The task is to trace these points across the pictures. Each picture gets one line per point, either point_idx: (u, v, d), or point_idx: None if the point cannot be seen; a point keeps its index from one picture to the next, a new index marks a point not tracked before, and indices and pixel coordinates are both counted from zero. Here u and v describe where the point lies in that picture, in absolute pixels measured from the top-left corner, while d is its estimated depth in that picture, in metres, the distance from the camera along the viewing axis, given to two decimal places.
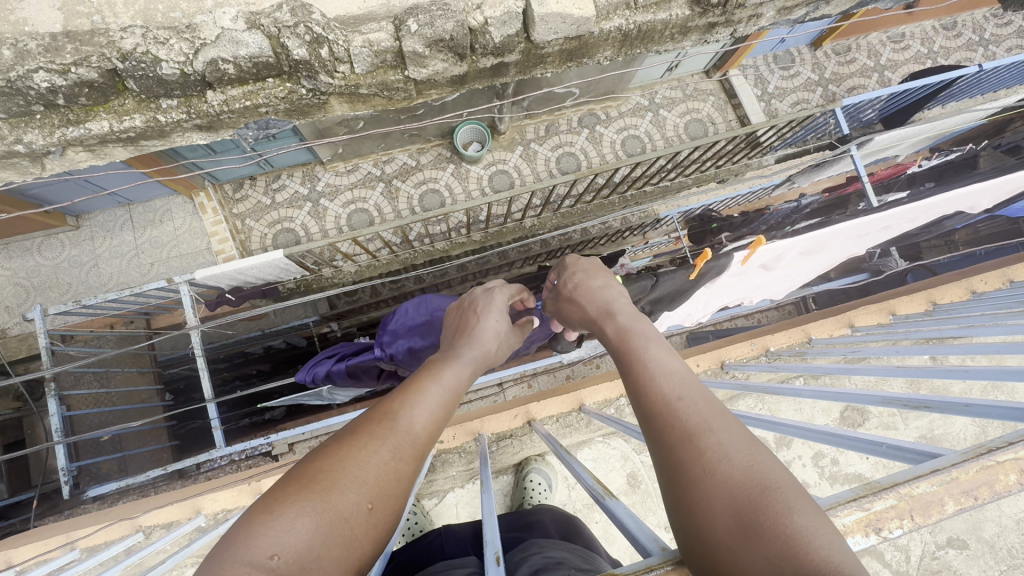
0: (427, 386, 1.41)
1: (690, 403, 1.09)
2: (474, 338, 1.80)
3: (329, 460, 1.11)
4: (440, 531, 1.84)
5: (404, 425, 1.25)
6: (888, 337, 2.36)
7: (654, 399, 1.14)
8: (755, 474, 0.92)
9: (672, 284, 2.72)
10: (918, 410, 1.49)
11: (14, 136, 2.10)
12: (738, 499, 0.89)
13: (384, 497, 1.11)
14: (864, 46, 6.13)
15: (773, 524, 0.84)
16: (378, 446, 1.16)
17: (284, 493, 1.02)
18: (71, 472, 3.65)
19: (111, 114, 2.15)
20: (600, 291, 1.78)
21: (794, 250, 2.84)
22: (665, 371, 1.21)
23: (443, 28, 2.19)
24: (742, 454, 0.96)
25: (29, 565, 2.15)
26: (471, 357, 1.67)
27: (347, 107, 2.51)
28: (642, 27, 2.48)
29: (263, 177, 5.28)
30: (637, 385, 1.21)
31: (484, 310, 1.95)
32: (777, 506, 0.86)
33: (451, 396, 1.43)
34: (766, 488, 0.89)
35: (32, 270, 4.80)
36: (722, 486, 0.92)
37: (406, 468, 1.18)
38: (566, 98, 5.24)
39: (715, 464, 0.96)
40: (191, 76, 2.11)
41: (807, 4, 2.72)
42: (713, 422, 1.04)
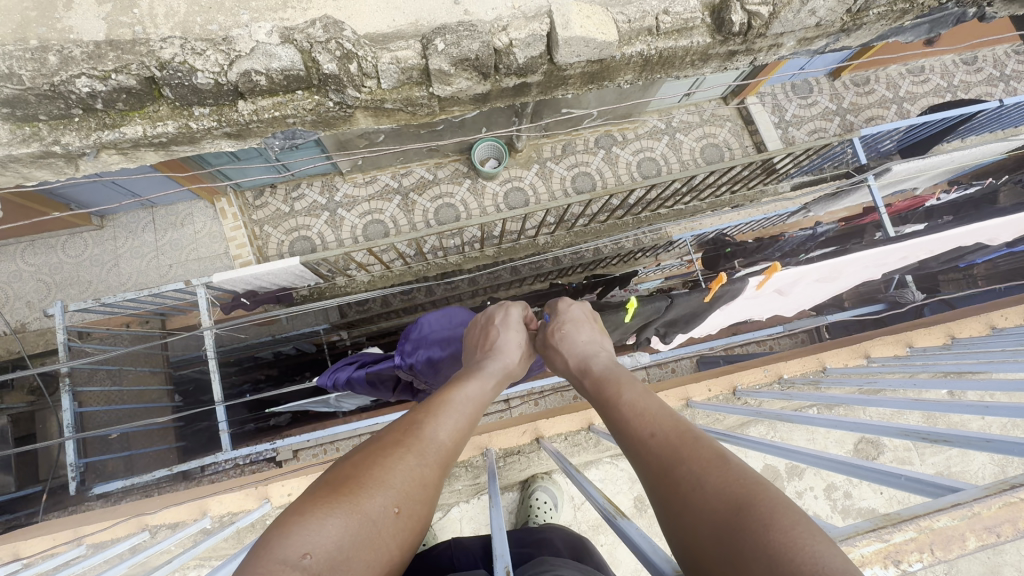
0: (451, 398, 1.44)
1: (660, 439, 1.13)
2: (501, 351, 1.83)
3: (358, 465, 1.14)
4: (448, 545, 1.82)
5: (429, 434, 1.27)
6: (904, 370, 2.32)
7: (636, 442, 1.18)
8: (730, 494, 0.91)
9: (686, 306, 2.69)
10: (938, 444, 1.46)
11: (52, 138, 2.18)
12: (716, 519, 0.88)
13: (410, 504, 1.12)
14: (882, 79, 6.15)
15: (753, 533, 0.82)
16: (403, 453, 1.19)
17: (313, 496, 1.04)
18: (79, 468, 3.68)
19: (145, 120, 2.23)
20: (584, 342, 1.84)
21: (811, 275, 2.81)
22: (648, 413, 1.24)
23: (469, 48, 2.26)
24: (718, 480, 0.95)
25: (35, 559, 2.14)
26: (493, 370, 1.70)
27: (371, 121, 2.57)
28: (662, 53, 2.53)
29: (283, 185, 5.38)
30: (625, 431, 1.24)
31: (505, 324, 1.96)
32: (758, 521, 0.83)
33: (476, 409, 1.46)
34: (740, 506, 0.88)
35: (55, 267, 4.92)
36: (701, 514, 0.91)
37: (433, 475, 1.19)
38: (584, 119, 5.31)
39: (693, 493, 0.96)
40: (225, 86, 2.18)
41: (828, 35, 2.75)
42: (688, 452, 1.05)
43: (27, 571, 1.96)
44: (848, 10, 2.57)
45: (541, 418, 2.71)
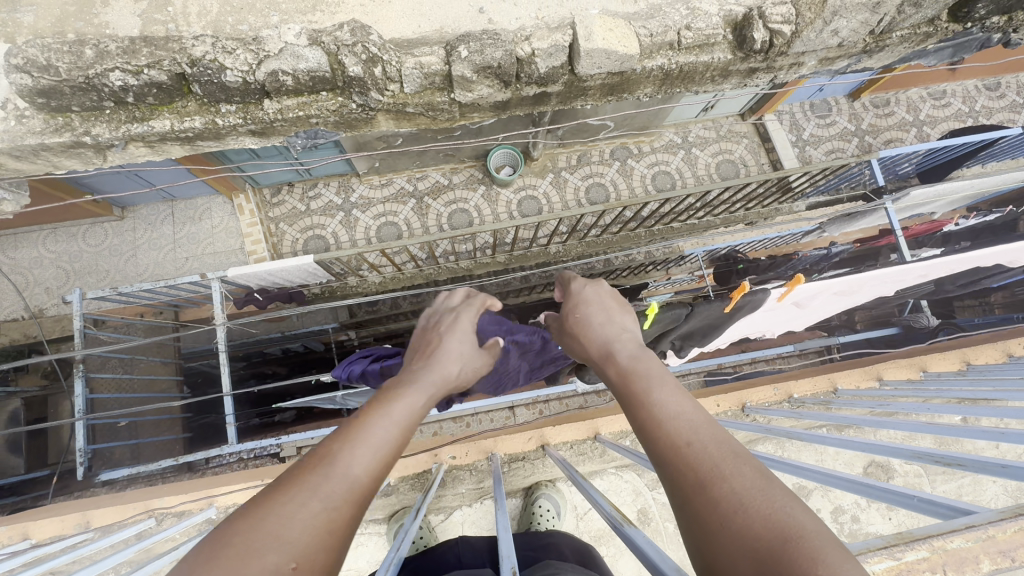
0: (369, 418, 1.26)
1: (698, 448, 1.06)
2: (431, 362, 1.65)
3: (263, 511, 0.96)
4: (455, 542, 1.83)
5: (340, 469, 1.09)
6: (917, 395, 2.29)
7: (668, 445, 1.11)
8: (778, 523, 0.85)
9: (706, 315, 2.64)
10: (950, 468, 1.44)
11: (83, 128, 2.24)
12: (760, 548, 0.83)
13: (311, 552, 0.94)
14: (903, 101, 6.12)
15: (802, 564, 0.76)
16: (307, 495, 1.01)
17: (192, 560, 0.84)
18: (87, 454, 3.72)
19: (173, 114, 2.28)
20: (602, 327, 1.73)
21: (831, 289, 2.80)
22: (673, 420, 1.16)
23: (492, 56, 2.29)
24: (762, 503, 0.90)
25: (43, 540, 2.17)
26: (429, 379, 1.55)
27: (392, 124, 2.61)
28: (683, 68, 2.55)
29: (300, 184, 5.46)
30: (649, 435, 1.16)
31: (447, 328, 1.86)
32: (803, 556, 0.78)
33: (411, 424, 1.31)
34: (789, 538, 0.82)
35: (74, 255, 5.02)
36: (741, 536, 0.86)
37: (341, 515, 1.02)
38: (600, 131, 5.34)
39: (733, 514, 0.90)
40: (252, 84, 2.22)
41: (850, 56, 2.75)
42: (729, 469, 0.99)
43: (35, 552, 2.00)
44: (871, 31, 2.57)
45: (548, 425, 2.71)
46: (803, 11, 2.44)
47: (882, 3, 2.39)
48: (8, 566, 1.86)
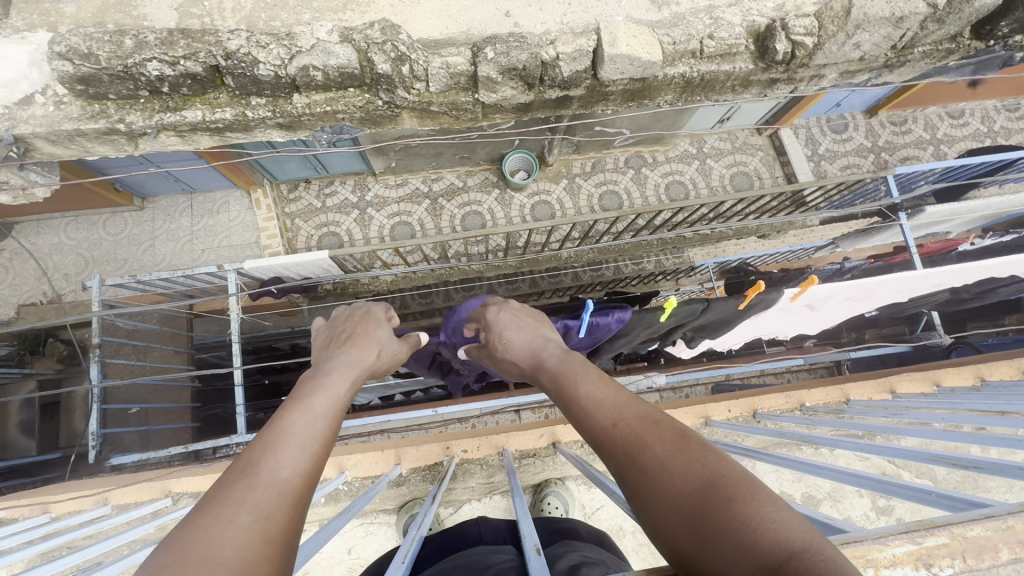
0: (288, 427, 1.20)
1: (626, 425, 1.08)
2: (351, 357, 1.65)
3: (190, 534, 0.87)
4: (477, 520, 1.85)
5: (267, 476, 1.04)
6: (932, 407, 2.28)
7: (597, 430, 1.13)
8: (699, 471, 0.91)
9: (722, 310, 2.67)
10: (966, 470, 1.43)
11: (118, 116, 2.32)
12: (683, 500, 0.88)
13: (246, 560, 0.86)
14: (920, 119, 6.11)
15: (724, 513, 0.82)
16: (233, 510, 0.93)
17: None
18: (99, 436, 3.77)
19: (205, 105, 2.35)
20: (521, 337, 1.81)
21: (845, 293, 2.82)
22: (598, 402, 1.20)
23: (517, 58, 2.33)
24: (683, 460, 0.94)
25: (61, 515, 2.22)
26: (345, 373, 1.54)
27: (416, 122, 2.67)
28: (705, 76, 2.58)
29: (317, 181, 5.53)
30: (584, 420, 1.19)
31: (366, 321, 1.89)
32: (727, 501, 0.83)
33: (336, 420, 1.30)
34: (708, 485, 0.87)
35: (94, 243, 5.12)
36: (670, 496, 0.90)
37: (277, 522, 0.96)
38: (616, 138, 5.37)
39: (660, 478, 0.94)
40: (283, 78, 2.28)
41: (870, 70, 2.78)
42: (652, 435, 1.03)
43: (55, 522, 2.09)
44: (893, 46, 2.60)
45: (560, 423, 2.71)
46: (826, 24, 2.47)
47: (905, 18, 2.40)
48: (27, 537, 1.91)
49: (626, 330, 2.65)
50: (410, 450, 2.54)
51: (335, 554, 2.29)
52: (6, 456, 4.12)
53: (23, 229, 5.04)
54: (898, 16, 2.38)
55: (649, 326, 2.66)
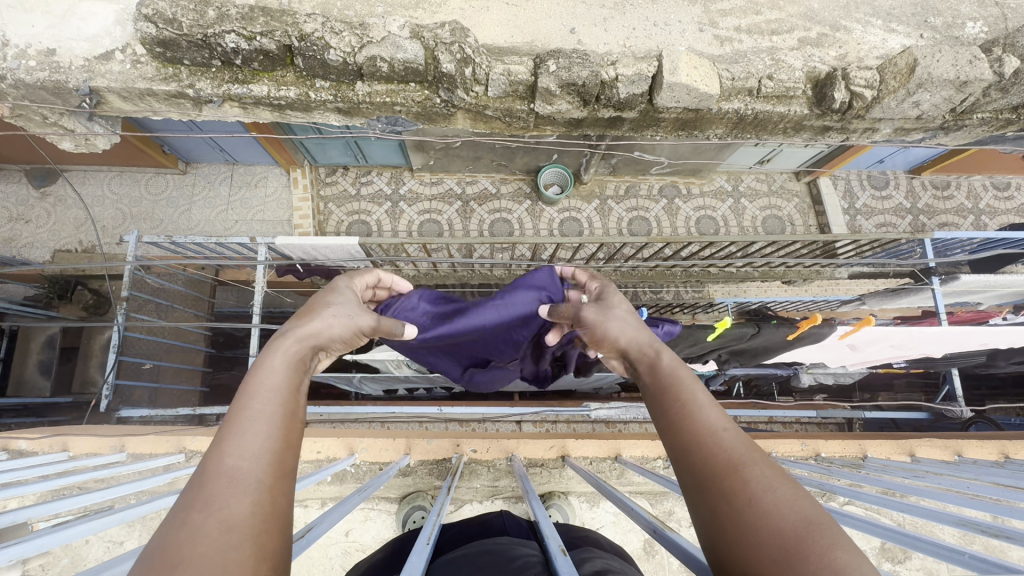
0: (242, 409, 1.12)
1: (731, 442, 1.10)
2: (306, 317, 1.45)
3: (168, 546, 0.86)
4: (501, 513, 1.84)
5: (231, 467, 1.00)
6: (954, 475, 2.23)
7: (692, 433, 1.14)
8: (801, 510, 0.92)
9: (770, 337, 2.86)
10: (994, 538, 1.37)
11: (189, 82, 2.40)
12: (785, 531, 0.89)
13: (216, 561, 0.85)
14: (964, 186, 6.02)
15: (819, 557, 0.83)
16: (206, 512, 0.91)
17: None
18: (113, 386, 3.71)
19: (272, 82, 2.43)
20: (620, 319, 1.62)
21: (890, 339, 2.96)
22: (703, 425, 1.15)
23: (578, 74, 2.40)
24: (787, 496, 0.96)
25: (79, 456, 2.30)
26: (301, 339, 1.36)
27: (468, 123, 2.74)
28: (758, 115, 2.60)
29: (355, 169, 5.63)
30: (671, 428, 1.19)
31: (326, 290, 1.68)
32: (825, 544, 0.85)
33: (289, 393, 1.20)
34: (813, 523, 0.89)
35: (134, 200, 5.28)
36: (770, 516, 0.92)
37: (238, 511, 0.93)
38: (653, 166, 5.41)
39: (760, 495, 0.97)
40: (350, 66, 2.36)
41: (924, 130, 2.78)
42: (750, 461, 1.05)
43: (75, 461, 2.16)
44: (953, 109, 2.60)
45: (570, 437, 2.70)
46: (888, 79, 2.49)
47: (969, 82, 2.41)
48: (46, 471, 1.96)
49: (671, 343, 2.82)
50: (421, 442, 2.59)
51: (334, 534, 2.31)
52: (23, 393, 4.21)
53: (72, 177, 5.25)
54: (962, 80, 2.39)
55: (695, 343, 2.86)
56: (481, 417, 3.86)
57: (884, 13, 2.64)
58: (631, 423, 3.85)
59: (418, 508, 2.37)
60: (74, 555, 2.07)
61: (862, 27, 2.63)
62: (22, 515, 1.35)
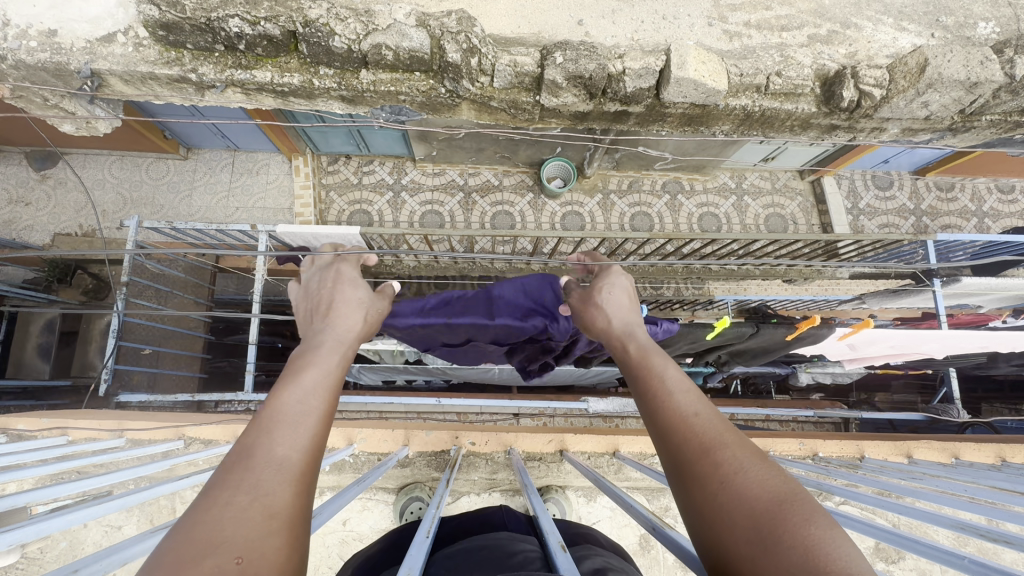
0: (282, 405, 1.15)
1: (706, 419, 1.10)
2: (335, 321, 1.55)
3: (196, 516, 0.86)
4: (501, 507, 1.85)
5: (266, 456, 1.01)
6: (952, 477, 2.24)
7: (673, 415, 1.14)
8: (773, 488, 0.92)
9: (769, 337, 2.83)
10: (994, 543, 1.36)
11: (191, 66, 2.38)
12: (757, 510, 0.88)
13: (251, 540, 0.84)
14: (969, 188, 5.99)
15: (793, 533, 0.82)
16: (233, 491, 0.92)
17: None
18: (113, 371, 3.72)
19: (275, 67, 2.40)
20: (610, 306, 1.71)
21: (889, 340, 2.98)
22: (680, 410, 1.15)
23: (585, 67, 2.38)
24: (762, 472, 0.96)
25: (78, 440, 2.32)
26: (348, 346, 1.48)
27: (473, 114, 2.72)
28: (766, 112, 2.59)
29: (357, 158, 5.59)
30: (649, 413, 1.20)
31: (335, 286, 1.74)
32: (800, 517, 0.85)
33: (330, 391, 1.24)
34: (783, 500, 0.89)
35: (135, 184, 5.25)
36: (741, 498, 0.92)
37: (278, 499, 0.94)
38: (657, 161, 5.38)
39: (735, 477, 0.96)
40: (355, 53, 2.34)
41: (932, 131, 2.76)
42: (730, 440, 1.04)
43: (76, 445, 2.17)
44: (962, 110, 2.58)
45: (569, 431, 2.71)
46: (897, 78, 2.49)
47: (979, 84, 2.40)
48: (46, 454, 1.97)
49: (671, 341, 2.81)
50: (419, 434, 2.60)
51: (331, 523, 2.32)
52: (22, 376, 4.14)
53: (72, 160, 5.22)
54: (972, 81, 2.38)
55: (694, 342, 2.83)
56: (480, 409, 3.86)
57: (896, 11, 2.59)
58: (628, 418, 3.87)
59: (416, 499, 2.36)
60: (73, 538, 2.09)
61: (874, 24, 2.58)
62: (23, 499, 1.36)
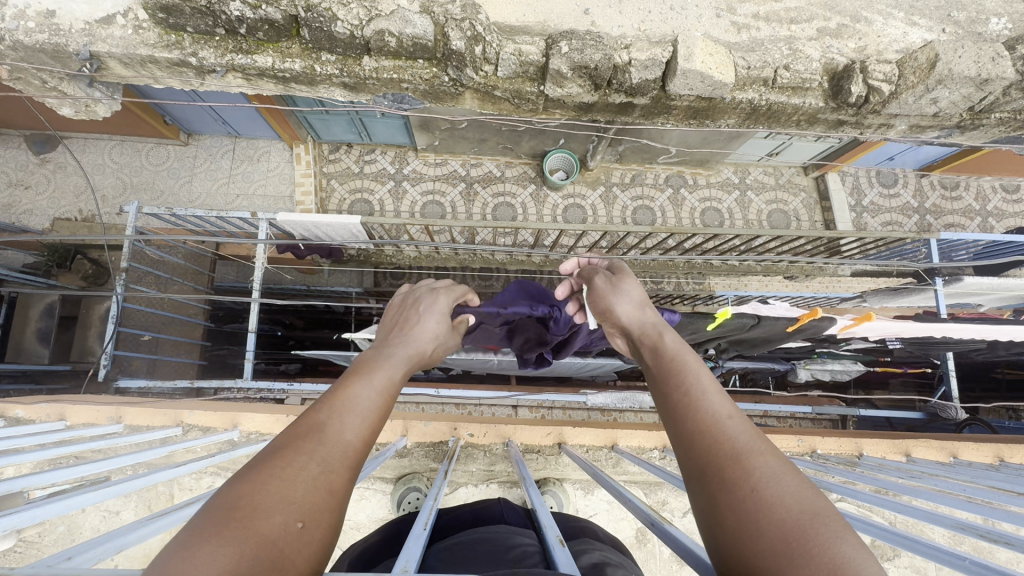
0: (356, 393, 1.17)
1: (739, 422, 1.08)
2: (410, 330, 1.61)
3: (260, 472, 0.92)
4: (500, 499, 1.85)
5: (335, 436, 1.04)
6: (950, 475, 2.24)
7: (702, 413, 1.12)
8: (803, 501, 0.91)
9: (770, 328, 2.85)
10: (993, 543, 1.35)
11: (192, 50, 2.35)
12: (785, 523, 0.87)
13: (312, 508, 0.91)
14: (973, 187, 5.95)
15: (823, 552, 0.81)
16: (304, 458, 0.97)
17: (208, 527, 0.80)
18: (112, 356, 3.71)
19: (277, 53, 2.37)
20: (627, 299, 1.73)
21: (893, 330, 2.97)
22: (709, 409, 1.12)
23: (590, 57, 2.34)
24: (791, 483, 0.94)
25: (77, 425, 2.32)
26: (413, 357, 1.50)
27: (476, 104, 2.70)
28: (772, 106, 2.57)
29: (358, 147, 5.55)
30: (670, 408, 1.18)
31: (414, 303, 1.79)
32: (829, 534, 0.84)
33: (394, 395, 1.25)
34: (816, 513, 0.88)
35: (135, 170, 5.22)
36: (769, 508, 0.90)
37: (340, 479, 0.99)
38: (661, 154, 5.34)
39: (763, 487, 0.95)
40: (357, 39, 2.31)
41: (940, 128, 2.74)
42: (760, 447, 1.03)
43: (73, 430, 2.16)
44: (971, 107, 2.55)
45: (567, 424, 2.75)
46: (907, 74, 2.46)
47: (990, 80, 2.37)
48: (44, 440, 1.96)
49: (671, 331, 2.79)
50: (417, 425, 2.64)
51: None
52: (21, 360, 4.13)
53: (72, 144, 5.18)
54: (984, 77, 2.35)
55: (694, 331, 2.81)
56: (478, 401, 3.87)
57: (908, 4, 2.54)
58: (626, 412, 3.87)
59: (413, 489, 2.34)
60: (71, 523, 2.10)
61: (884, 19, 2.53)
62: (19, 484, 1.35)
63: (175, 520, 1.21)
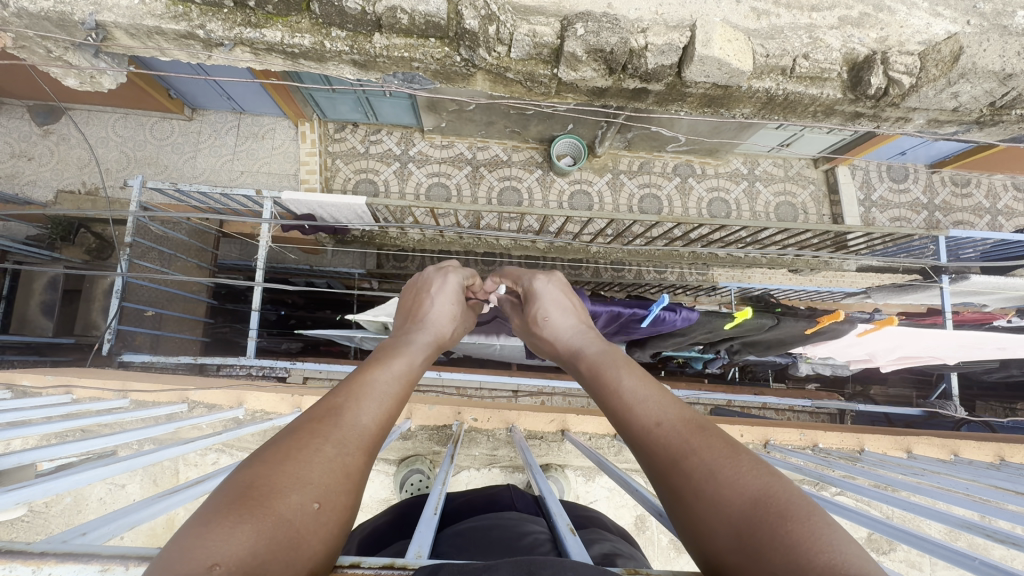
0: (373, 380, 1.19)
1: (669, 427, 1.09)
2: (425, 316, 1.65)
3: (277, 451, 0.92)
4: (507, 484, 1.87)
5: (350, 420, 1.05)
6: (952, 473, 2.25)
7: (641, 422, 1.14)
8: (745, 491, 0.91)
9: (789, 329, 2.83)
10: (998, 542, 1.33)
11: (200, 21, 2.30)
12: (734, 518, 0.88)
13: (326, 487, 0.91)
14: (984, 184, 5.89)
15: (774, 533, 0.82)
16: (320, 440, 0.97)
17: (218, 507, 0.79)
18: (116, 330, 3.70)
19: (286, 27, 2.32)
20: (561, 325, 1.79)
21: (908, 339, 3.00)
22: (655, 414, 1.14)
23: (606, 40, 2.30)
24: (738, 472, 0.95)
25: (83, 398, 2.33)
26: (428, 342, 1.51)
27: (488, 85, 2.65)
28: (789, 96, 2.54)
29: (364, 127, 5.49)
30: (619, 418, 1.20)
31: (418, 288, 1.82)
32: (782, 516, 0.84)
33: (411, 380, 1.26)
34: (757, 502, 0.88)
35: (139, 144, 5.17)
36: (720, 504, 0.91)
37: (356, 462, 0.99)
38: (671, 142, 5.28)
39: (704, 485, 0.96)
40: (368, 15, 2.27)
41: (959, 123, 2.69)
42: (697, 442, 1.04)
43: (81, 403, 2.17)
44: (992, 103, 2.52)
45: (571, 412, 2.75)
46: (928, 66, 2.41)
47: (1014, 75, 2.36)
48: (52, 413, 1.97)
49: (687, 331, 2.82)
50: (422, 408, 2.63)
51: None
52: (25, 332, 4.12)
53: (75, 116, 5.13)
54: (1007, 72, 2.34)
55: (710, 330, 2.82)
56: (479, 386, 3.88)
57: None
58: None
59: (415, 471, 2.38)
60: (78, 495, 2.12)
61: (908, 8, 2.41)
62: (29, 457, 1.36)
63: (188, 496, 1.22)
